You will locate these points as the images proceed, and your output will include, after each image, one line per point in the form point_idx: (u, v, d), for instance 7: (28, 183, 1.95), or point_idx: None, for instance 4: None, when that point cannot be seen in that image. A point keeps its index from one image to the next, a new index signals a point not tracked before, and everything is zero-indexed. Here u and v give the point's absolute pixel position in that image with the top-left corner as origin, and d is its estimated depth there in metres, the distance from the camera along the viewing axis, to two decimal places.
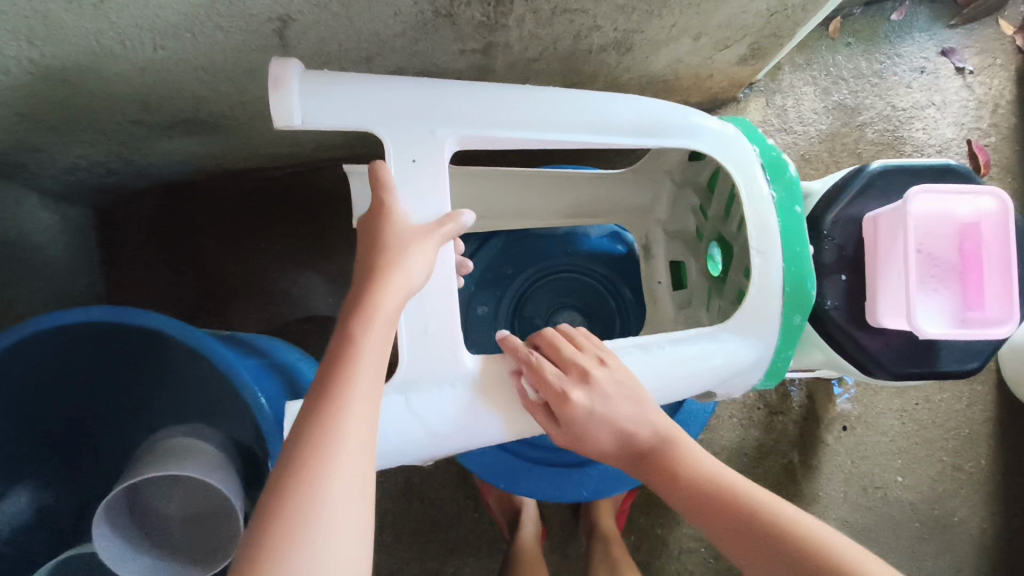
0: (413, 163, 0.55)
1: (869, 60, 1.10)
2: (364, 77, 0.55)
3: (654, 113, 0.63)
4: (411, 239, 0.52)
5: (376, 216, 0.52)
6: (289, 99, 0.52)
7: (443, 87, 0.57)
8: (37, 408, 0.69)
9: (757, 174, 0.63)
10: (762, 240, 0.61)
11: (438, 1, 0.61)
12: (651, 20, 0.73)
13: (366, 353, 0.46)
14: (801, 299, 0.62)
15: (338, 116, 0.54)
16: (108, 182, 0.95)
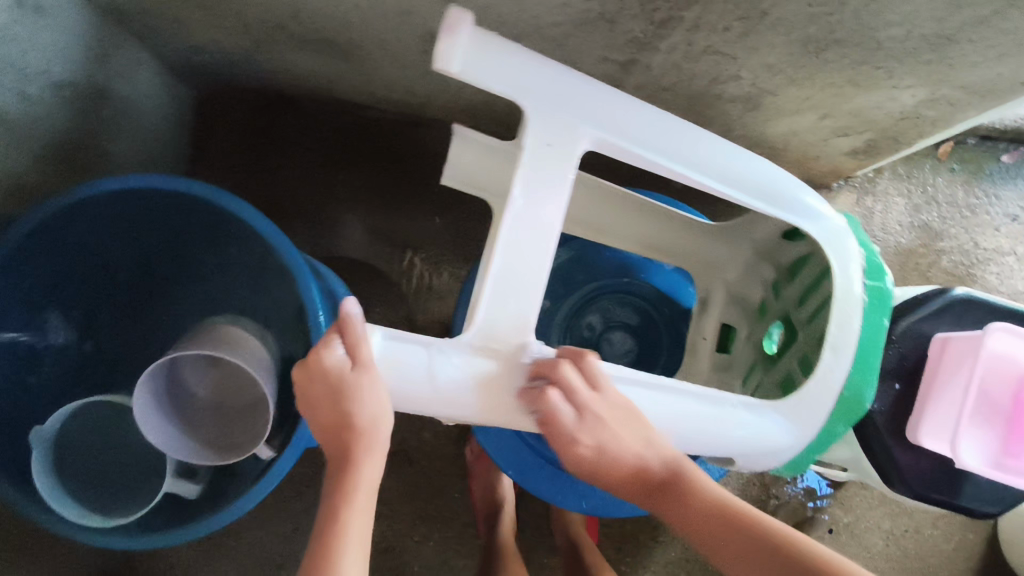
0: (548, 147, 0.56)
1: (967, 192, 1.11)
2: (529, 53, 0.57)
3: (772, 183, 0.64)
4: (356, 384, 0.52)
5: (311, 381, 0.53)
6: (457, 45, 0.52)
7: (593, 88, 0.58)
8: (108, 253, 0.71)
9: (855, 273, 0.64)
10: (840, 339, 0.62)
11: (607, 5, 0.62)
12: (790, 87, 0.74)
13: (355, 487, 0.54)
14: (852, 409, 0.63)
15: (495, 82, 0.55)
16: (222, 73, 0.98)
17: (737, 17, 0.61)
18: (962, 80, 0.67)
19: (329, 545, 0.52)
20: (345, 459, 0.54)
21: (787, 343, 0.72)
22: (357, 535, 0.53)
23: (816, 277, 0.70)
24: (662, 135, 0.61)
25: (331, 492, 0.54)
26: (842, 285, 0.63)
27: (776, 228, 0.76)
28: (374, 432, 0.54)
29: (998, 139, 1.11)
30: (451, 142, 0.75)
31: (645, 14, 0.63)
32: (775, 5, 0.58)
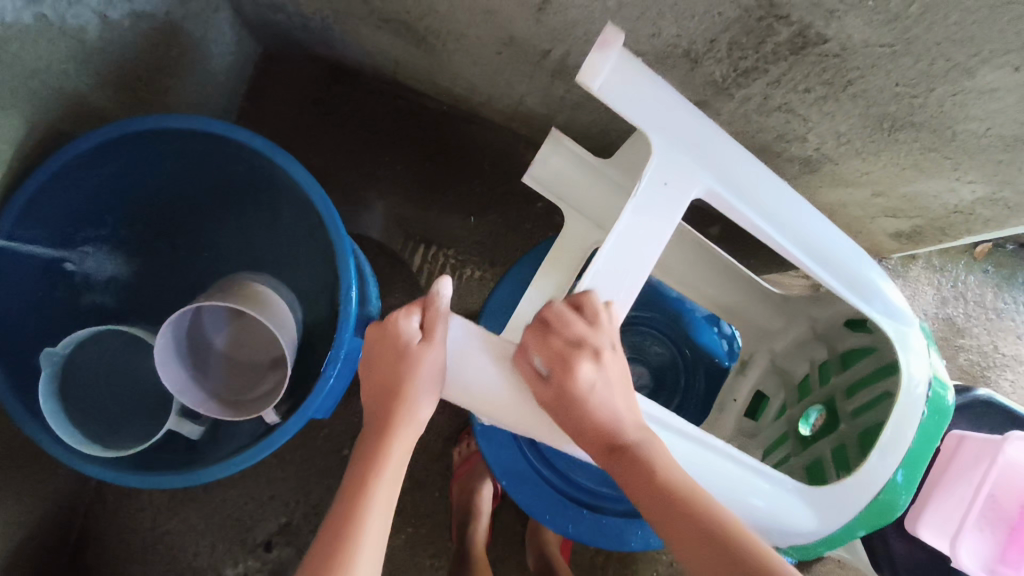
0: (664, 186, 0.57)
1: (996, 295, 1.11)
2: (670, 90, 0.57)
3: (847, 261, 0.61)
4: (416, 358, 0.56)
5: (383, 344, 0.58)
6: (606, 61, 0.54)
7: (715, 136, 0.59)
8: (155, 184, 0.71)
9: (923, 375, 0.60)
10: (892, 440, 0.59)
11: (696, 44, 0.63)
12: (853, 158, 0.74)
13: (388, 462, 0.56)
14: (884, 510, 0.60)
15: (630, 110, 0.56)
16: (293, 35, 0.98)
17: (822, 81, 0.61)
18: None
19: (352, 514, 0.53)
20: (386, 432, 0.57)
21: (824, 430, 0.69)
22: (379, 509, 0.54)
23: (875, 371, 0.66)
24: (763, 193, 0.60)
25: (365, 465, 0.56)
26: (906, 383, 0.59)
27: (840, 313, 0.71)
28: (416, 401, 0.57)
29: None
30: (543, 143, 0.71)
31: (730, 61, 0.64)
32: (864, 76, 0.58)
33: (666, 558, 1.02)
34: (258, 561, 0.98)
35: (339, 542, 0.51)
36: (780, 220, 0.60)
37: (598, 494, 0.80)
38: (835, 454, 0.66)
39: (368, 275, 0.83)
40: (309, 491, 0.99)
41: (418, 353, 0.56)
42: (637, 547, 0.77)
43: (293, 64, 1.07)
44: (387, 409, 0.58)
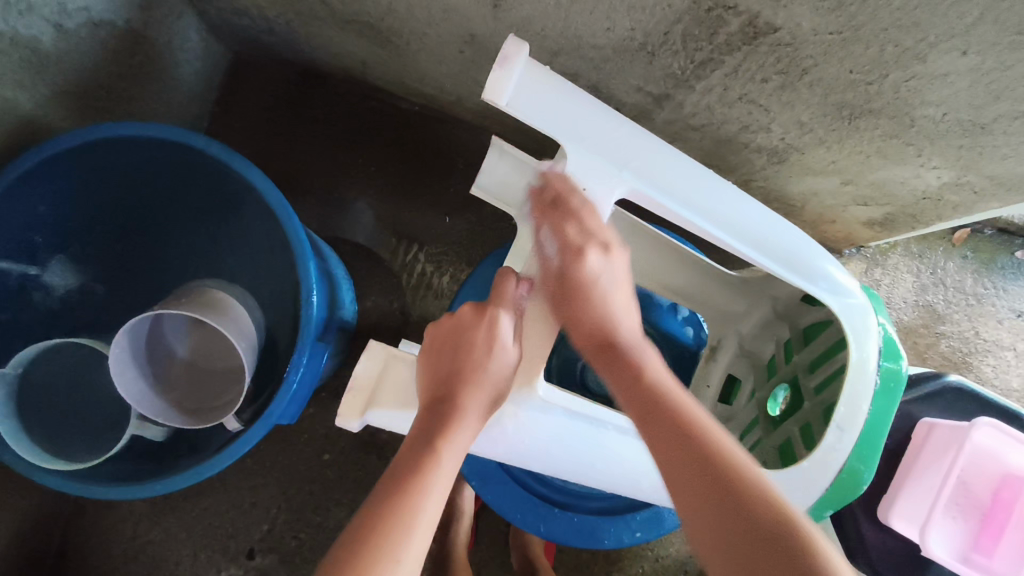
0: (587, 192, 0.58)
1: (976, 280, 1.10)
2: (580, 94, 0.56)
3: (791, 245, 0.61)
4: (475, 339, 0.57)
5: (466, 334, 0.58)
6: (509, 79, 0.53)
7: (631, 131, 0.59)
8: (113, 194, 0.71)
9: (871, 352, 0.60)
10: (846, 419, 0.58)
11: (651, 37, 0.62)
12: (818, 147, 0.74)
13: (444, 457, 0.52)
14: (850, 487, 0.59)
15: (542, 119, 0.55)
16: (260, 39, 0.98)
17: (777, 70, 0.61)
18: (989, 170, 0.67)
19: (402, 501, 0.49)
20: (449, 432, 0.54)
21: (791, 411, 0.69)
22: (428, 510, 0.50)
23: (829, 347, 0.66)
24: (695, 188, 0.59)
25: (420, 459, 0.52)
26: (855, 362, 0.59)
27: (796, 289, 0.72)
28: (485, 394, 0.56)
29: (1017, 234, 1.10)
30: (487, 152, 0.70)
31: (687, 53, 0.63)
32: (818, 64, 0.58)
33: (650, 554, 1.02)
34: (240, 569, 0.98)
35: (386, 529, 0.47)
36: (712, 210, 0.59)
37: (571, 493, 0.79)
38: (801, 433, 0.65)
39: (337, 272, 0.84)
40: (291, 497, 0.99)
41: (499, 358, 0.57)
42: (610, 545, 0.77)
43: (262, 70, 1.07)
44: (448, 390, 0.56)
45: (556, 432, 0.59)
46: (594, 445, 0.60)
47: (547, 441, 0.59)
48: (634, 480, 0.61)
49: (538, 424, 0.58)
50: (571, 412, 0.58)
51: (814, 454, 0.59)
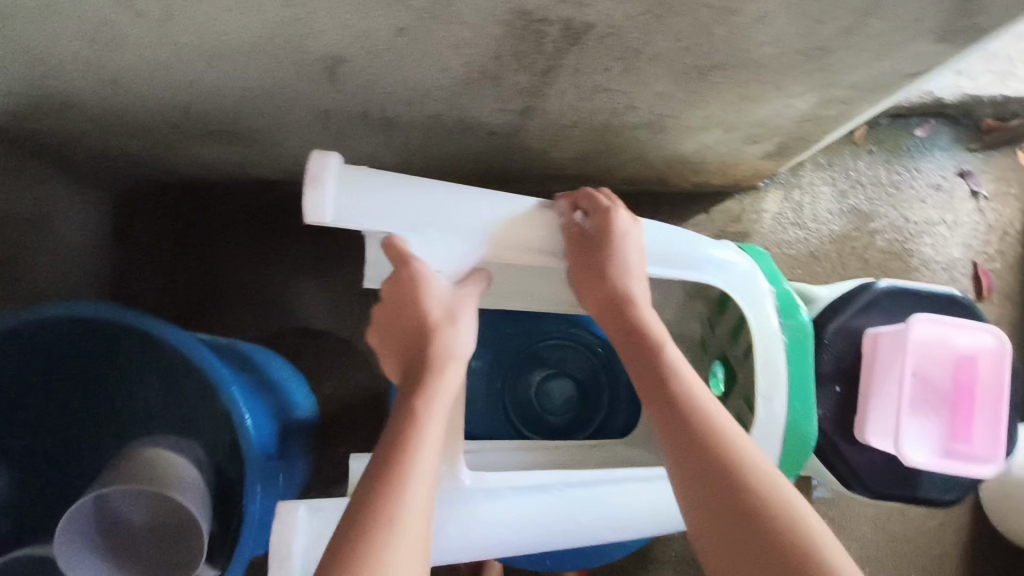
0: (435, 271, 0.55)
1: (889, 170, 1.12)
2: (410, 178, 0.53)
3: (673, 242, 0.62)
4: (405, 298, 0.53)
5: (393, 309, 0.52)
6: (323, 197, 0.49)
7: (467, 190, 0.56)
8: (20, 389, 0.68)
9: (771, 313, 0.63)
10: (770, 388, 0.62)
11: (487, 64, 0.62)
12: (686, 109, 0.74)
13: (428, 424, 0.47)
14: (800, 439, 0.63)
15: (374, 221, 0.52)
16: (133, 175, 0.96)
17: (614, 58, 0.61)
18: (848, 81, 0.68)
19: (395, 475, 0.43)
20: (423, 396, 0.48)
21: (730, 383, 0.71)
22: (418, 486, 0.44)
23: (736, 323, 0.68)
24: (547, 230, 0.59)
25: (399, 429, 0.46)
26: (760, 336, 0.62)
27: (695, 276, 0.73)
28: (441, 343, 0.51)
29: (909, 114, 1.12)
30: None
31: (527, 67, 0.63)
32: (647, 42, 0.58)
33: (677, 534, 1.05)
34: None
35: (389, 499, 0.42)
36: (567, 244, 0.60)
37: None
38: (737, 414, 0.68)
39: (285, 377, 0.83)
40: None
41: (435, 313, 0.52)
42: (620, 554, 0.77)
43: (146, 203, 1.05)
44: (413, 355, 0.51)
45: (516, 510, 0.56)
46: (552, 509, 0.58)
47: (498, 528, 0.56)
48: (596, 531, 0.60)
49: (482, 517, 0.55)
50: (517, 489, 0.56)
51: (756, 438, 0.61)
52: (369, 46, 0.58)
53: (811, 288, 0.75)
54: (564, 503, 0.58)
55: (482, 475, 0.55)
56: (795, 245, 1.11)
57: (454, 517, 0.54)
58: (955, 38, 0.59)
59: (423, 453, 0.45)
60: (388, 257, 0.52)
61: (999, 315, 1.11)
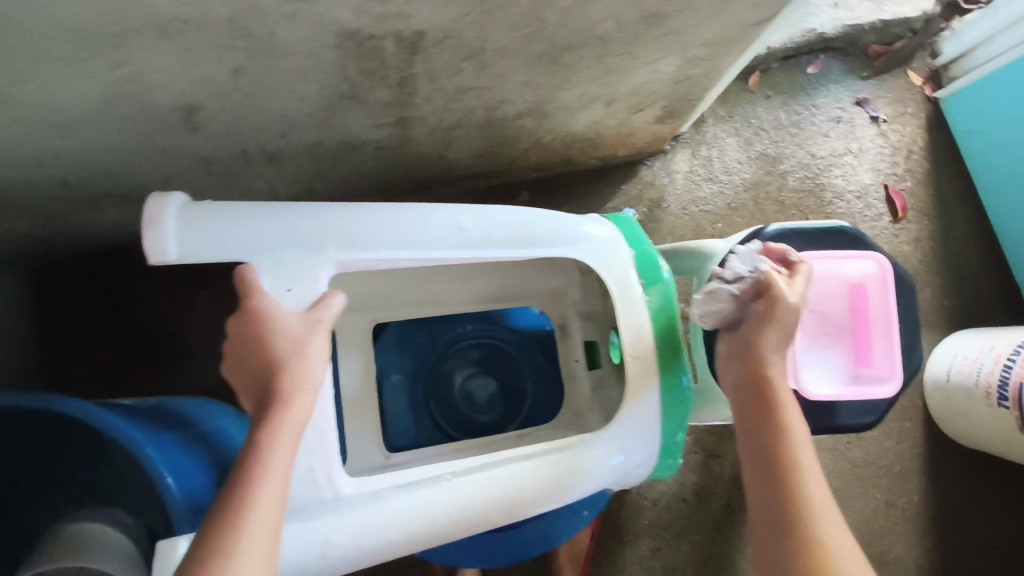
0: (287, 292, 0.55)
1: (788, 111, 1.15)
2: (251, 207, 0.56)
3: (528, 223, 0.63)
4: (253, 332, 0.51)
5: (242, 341, 0.51)
6: (162, 237, 0.53)
7: (313, 210, 0.58)
8: None
9: (631, 275, 0.65)
10: (637, 345, 0.63)
11: (340, 87, 0.63)
12: (559, 92, 0.75)
13: (273, 465, 0.47)
14: (676, 392, 0.63)
15: (217, 252, 0.55)
16: (39, 252, 0.95)
17: (462, 59, 0.62)
18: (701, 39, 0.69)
19: (233, 521, 0.45)
20: (269, 435, 0.48)
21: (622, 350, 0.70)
22: (256, 529, 0.45)
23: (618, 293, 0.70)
24: (396, 230, 0.60)
25: (242, 472, 0.47)
26: (620, 294, 0.64)
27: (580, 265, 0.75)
28: (296, 379, 0.50)
29: (798, 54, 1.15)
30: None
31: (382, 82, 0.64)
32: (486, 39, 0.59)
33: (647, 502, 1.07)
34: None
35: (225, 546, 0.44)
36: (421, 240, 0.60)
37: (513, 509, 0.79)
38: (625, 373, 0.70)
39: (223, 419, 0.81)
40: None
41: (287, 346, 0.51)
42: (570, 536, 0.78)
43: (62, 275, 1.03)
44: (264, 392, 0.50)
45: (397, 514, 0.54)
46: (438, 505, 0.56)
47: (387, 532, 0.54)
48: (492, 514, 0.58)
49: (366, 522, 0.53)
50: (402, 487, 0.55)
51: (627, 395, 0.62)
52: (214, 90, 0.59)
53: (709, 243, 0.77)
54: (445, 497, 0.56)
55: (363, 479, 0.54)
56: (712, 200, 1.11)
57: (335, 527, 0.52)
58: None
59: (262, 497, 0.46)
60: (239, 287, 0.52)
61: (918, 231, 1.13)
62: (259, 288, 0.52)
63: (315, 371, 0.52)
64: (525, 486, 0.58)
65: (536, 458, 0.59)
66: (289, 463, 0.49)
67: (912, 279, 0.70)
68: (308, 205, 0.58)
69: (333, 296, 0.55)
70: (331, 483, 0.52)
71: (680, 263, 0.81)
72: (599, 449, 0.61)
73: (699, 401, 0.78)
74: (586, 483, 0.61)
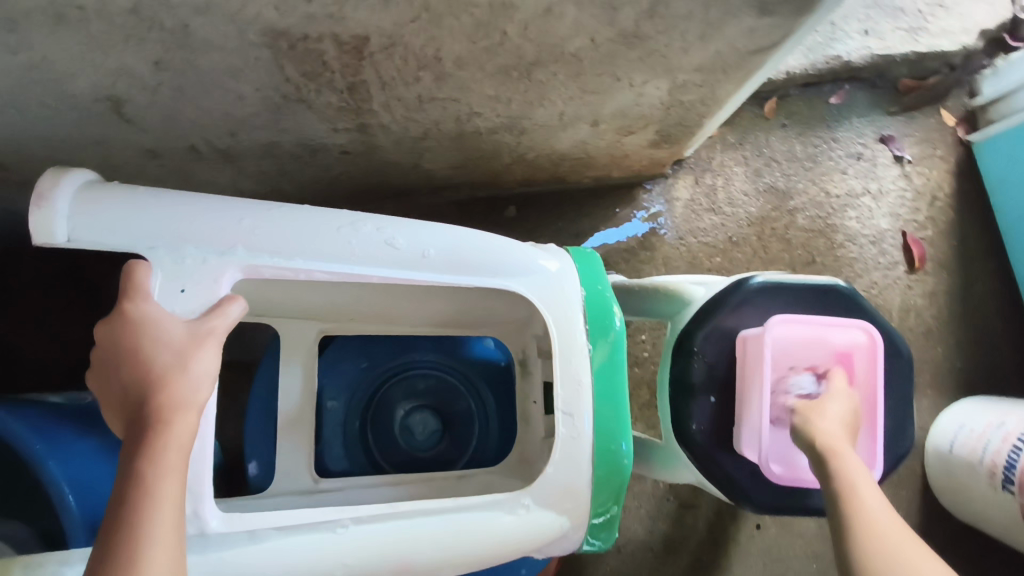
0: (179, 292, 0.49)
1: (804, 143, 1.06)
2: (157, 196, 0.51)
3: (468, 247, 0.57)
4: (131, 342, 0.45)
5: (119, 353, 0.45)
6: (48, 215, 0.48)
7: (226, 207, 0.52)
8: None
9: (578, 317, 0.58)
10: (570, 401, 0.56)
11: (282, 88, 0.57)
12: (534, 109, 0.69)
13: (165, 493, 0.41)
14: (611, 455, 0.57)
15: (107, 240, 0.49)
16: None
17: (416, 68, 0.56)
18: (691, 64, 0.62)
19: (129, 561, 0.38)
20: (154, 461, 0.41)
21: None
22: (162, 563, 0.39)
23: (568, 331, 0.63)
24: (320, 240, 0.53)
25: (126, 505, 0.40)
26: (561, 339, 0.57)
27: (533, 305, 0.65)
28: (178, 390, 0.44)
29: (820, 81, 1.06)
30: None
31: (328, 86, 0.58)
32: (439, 48, 0.53)
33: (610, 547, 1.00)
34: None
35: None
36: (346, 253, 0.54)
37: None
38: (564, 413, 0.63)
39: None
40: None
41: (169, 356, 0.44)
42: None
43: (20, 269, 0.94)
44: (138, 410, 0.43)
45: (273, 561, 0.49)
46: (324, 554, 0.50)
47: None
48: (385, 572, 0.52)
49: (234, 567, 0.48)
50: (281, 529, 0.49)
51: (554, 456, 0.56)
52: (137, 83, 0.54)
53: (688, 288, 0.69)
54: (329, 547, 0.50)
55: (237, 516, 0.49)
56: (711, 232, 1.04)
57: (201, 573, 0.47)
58: (778, 10, 0.53)
59: (160, 530, 0.40)
60: (121, 287, 0.46)
61: (935, 285, 1.04)
62: (140, 290, 0.46)
63: (205, 378, 0.45)
64: (416, 545, 0.52)
65: (432, 515, 0.53)
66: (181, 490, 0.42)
67: (907, 352, 0.63)
68: (221, 202, 0.53)
69: (231, 302, 0.49)
70: (197, 517, 0.47)
71: (656, 306, 0.72)
72: (509, 514, 0.55)
73: (660, 459, 0.71)
74: (495, 549, 0.55)
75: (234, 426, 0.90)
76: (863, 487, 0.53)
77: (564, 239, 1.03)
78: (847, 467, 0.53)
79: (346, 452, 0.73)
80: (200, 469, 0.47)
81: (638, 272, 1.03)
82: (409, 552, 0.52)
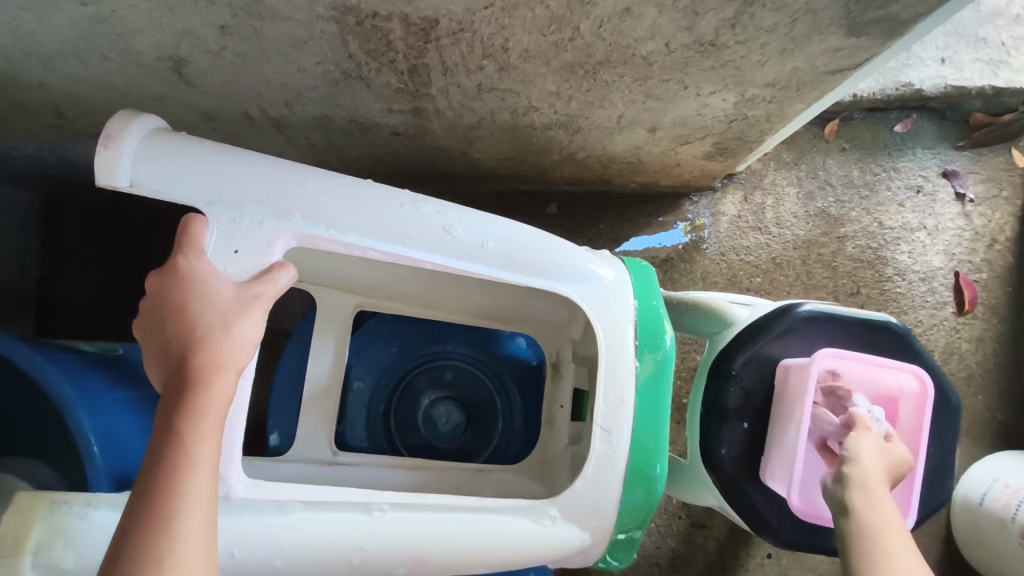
0: (233, 254, 0.48)
1: (862, 169, 1.03)
2: (223, 151, 0.51)
3: (524, 243, 0.56)
4: (179, 297, 0.44)
5: (165, 307, 0.44)
6: (115, 158, 0.48)
7: (287, 174, 0.52)
8: None
9: (627, 327, 0.56)
10: (610, 418, 0.54)
11: (343, 64, 0.56)
12: (594, 109, 0.67)
13: (203, 451, 0.40)
14: (642, 471, 0.55)
15: (170, 190, 0.49)
16: None
17: (481, 56, 0.55)
18: (763, 79, 0.59)
19: (167, 512, 0.38)
20: (194, 418, 0.41)
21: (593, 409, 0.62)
22: (198, 518, 0.39)
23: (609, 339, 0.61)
24: (378, 218, 0.52)
25: (165, 459, 0.39)
26: (608, 349, 0.55)
27: (572, 312, 0.63)
28: (221, 349, 0.43)
29: (887, 107, 1.02)
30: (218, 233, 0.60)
31: (390, 67, 0.57)
32: (508, 38, 0.52)
33: None
34: None
35: (157, 542, 0.37)
36: (402, 234, 0.53)
37: None
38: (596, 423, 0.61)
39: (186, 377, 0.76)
40: None
41: (215, 315, 0.44)
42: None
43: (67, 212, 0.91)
44: (179, 366, 0.42)
45: (296, 538, 0.49)
46: (352, 537, 0.50)
47: (275, 551, 0.48)
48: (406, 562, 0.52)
49: (253, 533, 0.48)
50: (306, 505, 0.49)
51: (586, 467, 0.54)
52: (202, 45, 0.53)
53: (732, 308, 0.67)
54: (355, 531, 0.50)
55: (263, 485, 0.49)
56: (755, 251, 1.01)
57: (218, 536, 0.47)
58: (867, 32, 0.51)
59: (194, 487, 0.39)
60: (176, 240, 0.46)
61: (983, 330, 1.00)
62: (194, 246, 0.46)
63: (249, 340, 0.45)
64: (436, 542, 0.52)
65: (454, 511, 0.52)
66: (217, 450, 0.42)
67: (955, 402, 0.61)
68: (284, 168, 0.52)
69: (281, 269, 0.48)
70: (223, 480, 0.47)
71: (695, 324, 0.70)
72: (535, 522, 0.54)
73: (682, 478, 0.69)
74: (514, 555, 0.54)
75: (256, 394, 0.90)
76: (885, 517, 0.49)
77: (603, 242, 1.02)
78: (873, 490, 0.50)
79: (369, 433, 0.73)
80: (232, 432, 0.46)
81: (675, 283, 1.00)
82: (429, 546, 0.51)
